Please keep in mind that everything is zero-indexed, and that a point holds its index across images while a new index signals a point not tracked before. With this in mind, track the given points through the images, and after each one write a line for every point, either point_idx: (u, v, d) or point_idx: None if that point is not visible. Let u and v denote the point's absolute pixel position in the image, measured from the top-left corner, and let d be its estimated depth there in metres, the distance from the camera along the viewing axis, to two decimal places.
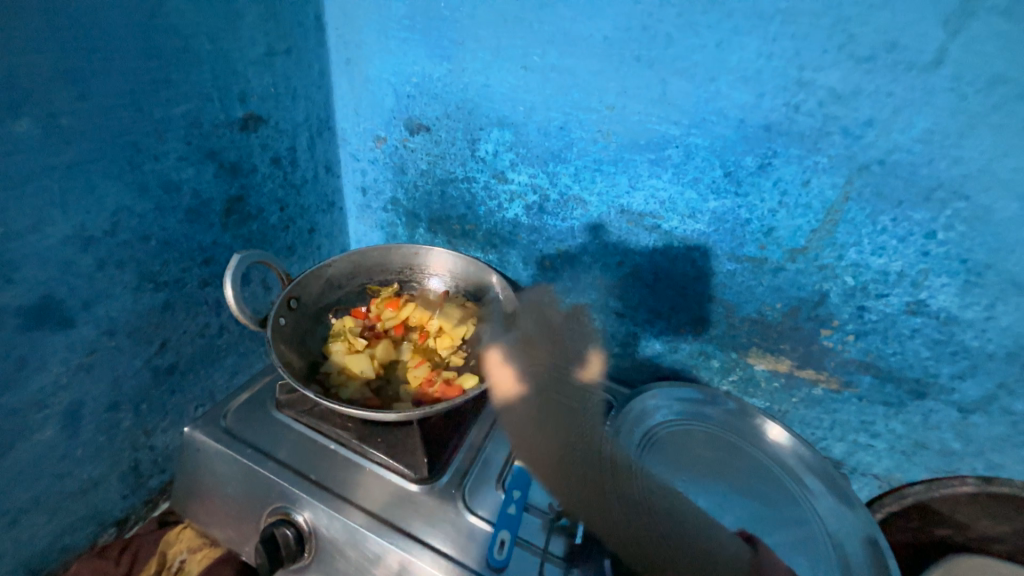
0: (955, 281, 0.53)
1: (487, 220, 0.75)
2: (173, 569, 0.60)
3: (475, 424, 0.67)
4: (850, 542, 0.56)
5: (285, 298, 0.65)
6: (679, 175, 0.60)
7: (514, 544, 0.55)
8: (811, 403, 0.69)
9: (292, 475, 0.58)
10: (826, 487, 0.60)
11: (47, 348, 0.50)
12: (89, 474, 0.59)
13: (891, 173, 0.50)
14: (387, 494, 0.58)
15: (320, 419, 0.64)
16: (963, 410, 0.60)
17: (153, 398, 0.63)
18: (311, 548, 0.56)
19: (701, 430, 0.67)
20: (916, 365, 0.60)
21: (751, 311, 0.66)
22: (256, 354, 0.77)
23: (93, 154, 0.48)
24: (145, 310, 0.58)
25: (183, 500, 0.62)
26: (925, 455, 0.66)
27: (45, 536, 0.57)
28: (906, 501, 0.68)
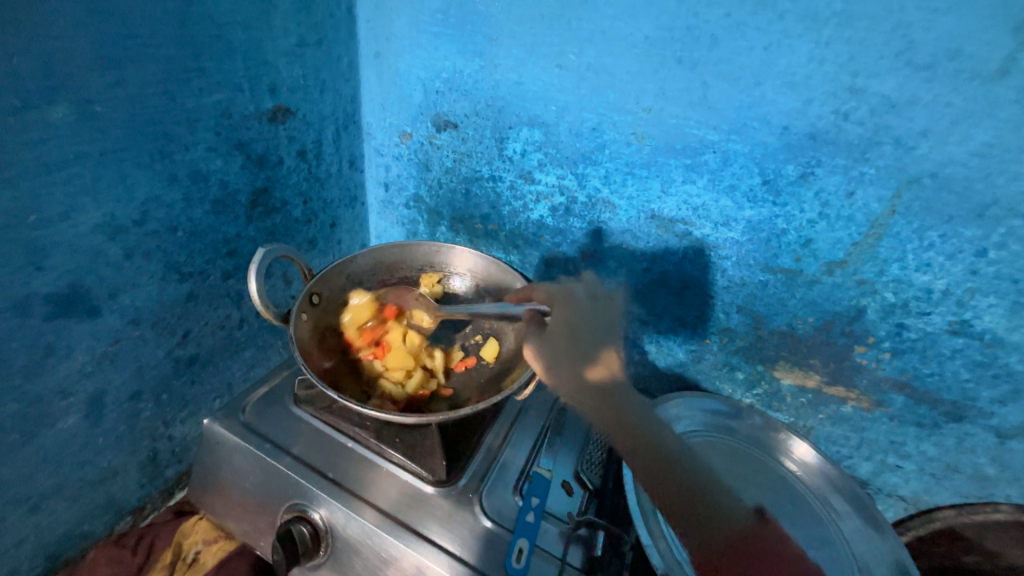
0: (1005, 303, 0.51)
1: (511, 220, 0.74)
2: (189, 560, 0.60)
3: (493, 427, 0.66)
4: (877, 565, 0.53)
5: (307, 294, 0.64)
6: (715, 182, 0.58)
7: (532, 553, 0.54)
8: (838, 421, 0.67)
9: (310, 472, 0.58)
10: (852, 508, 0.59)
11: (73, 336, 0.50)
12: (109, 461, 0.59)
13: (944, 187, 0.48)
14: (403, 495, 0.58)
15: (339, 416, 0.63)
16: (1002, 435, 0.58)
17: (173, 389, 0.63)
18: (327, 547, 0.56)
19: (725, 444, 0.66)
20: (955, 387, 0.58)
21: (781, 323, 0.64)
22: (275, 348, 0.77)
23: (126, 142, 0.48)
24: (170, 301, 0.58)
25: (200, 492, 0.62)
26: (956, 479, 0.64)
27: (64, 523, 0.57)
28: (933, 526, 0.66)
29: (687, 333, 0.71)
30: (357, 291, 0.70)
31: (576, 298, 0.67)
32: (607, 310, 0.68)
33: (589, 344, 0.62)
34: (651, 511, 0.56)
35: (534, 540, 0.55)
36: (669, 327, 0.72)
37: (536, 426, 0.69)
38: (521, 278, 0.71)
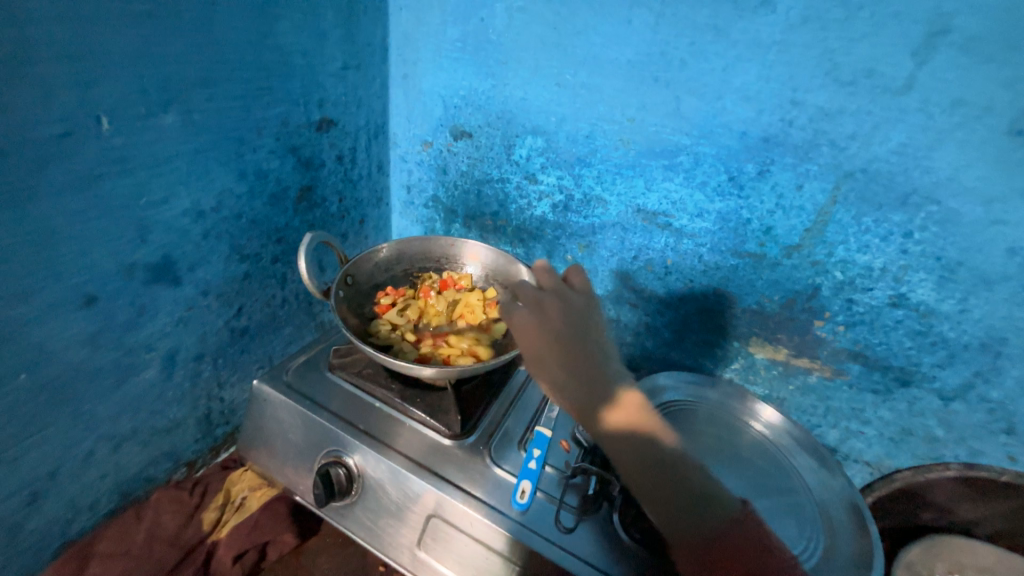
0: (932, 277, 0.60)
1: (517, 216, 0.85)
2: (237, 503, 0.70)
3: (500, 396, 0.76)
4: (835, 507, 0.62)
5: (344, 275, 0.75)
6: (689, 179, 0.69)
7: (535, 494, 0.63)
8: (806, 391, 0.76)
9: (345, 424, 0.68)
10: (816, 464, 0.68)
11: (159, 299, 0.61)
12: (174, 414, 0.69)
13: (873, 180, 0.58)
14: (425, 445, 0.67)
15: (368, 380, 0.74)
16: (945, 397, 0.67)
17: (227, 355, 0.74)
18: (358, 488, 0.65)
19: (704, 409, 0.75)
20: (901, 354, 0.67)
21: (751, 302, 0.74)
22: (310, 328, 0.88)
23: (211, 144, 0.60)
24: (231, 277, 0.69)
25: (248, 444, 0.72)
26: (912, 441, 0.72)
27: (137, 464, 0.67)
28: (894, 484, 0.74)
29: (672, 314, 0.81)
30: (382, 293, 0.81)
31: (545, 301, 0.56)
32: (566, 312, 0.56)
33: (587, 332, 0.54)
34: None
35: (536, 483, 0.64)
36: (655, 308, 0.82)
37: (537, 396, 0.78)
38: (525, 268, 0.82)
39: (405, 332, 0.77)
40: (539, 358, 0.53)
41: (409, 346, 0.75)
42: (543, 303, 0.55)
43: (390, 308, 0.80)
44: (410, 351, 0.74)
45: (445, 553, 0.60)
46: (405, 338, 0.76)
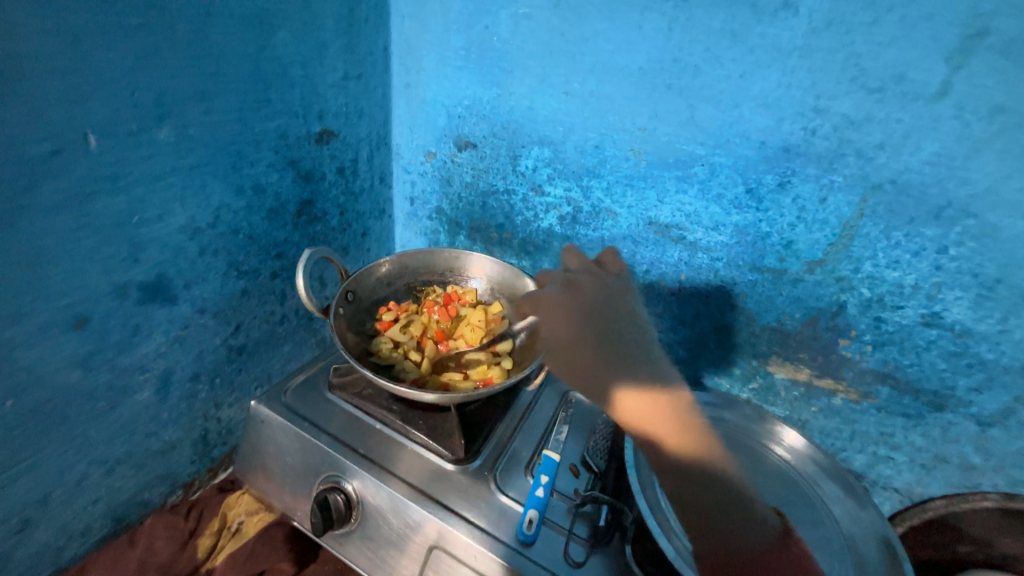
0: (969, 295, 0.56)
1: (523, 229, 0.83)
2: (232, 529, 0.68)
3: (505, 417, 0.73)
4: (866, 543, 0.58)
5: (343, 291, 0.73)
6: (703, 191, 0.66)
7: (542, 523, 0.59)
8: (830, 413, 0.72)
9: (344, 448, 0.65)
10: (845, 493, 0.63)
11: (154, 319, 0.59)
12: (169, 436, 0.67)
13: (904, 192, 0.55)
14: (427, 471, 0.64)
15: (368, 401, 0.71)
16: (982, 423, 0.62)
17: (224, 374, 0.72)
18: (357, 515, 0.63)
19: (721, 432, 0.71)
20: (933, 377, 0.62)
21: (771, 319, 0.70)
22: (310, 344, 0.86)
23: (207, 159, 0.58)
24: (229, 294, 0.67)
25: (245, 467, 0.69)
26: (946, 469, 0.68)
27: (130, 488, 0.65)
28: (925, 515, 0.68)
29: (686, 331, 0.77)
30: (384, 309, 0.79)
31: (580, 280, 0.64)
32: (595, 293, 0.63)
33: (617, 314, 0.60)
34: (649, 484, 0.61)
35: (543, 513, 0.60)
36: (668, 325, 0.78)
37: (545, 417, 0.75)
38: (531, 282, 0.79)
39: (408, 351, 0.75)
40: (565, 341, 0.58)
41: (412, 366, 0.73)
42: (574, 287, 0.61)
43: (392, 324, 0.77)
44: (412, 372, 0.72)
45: None
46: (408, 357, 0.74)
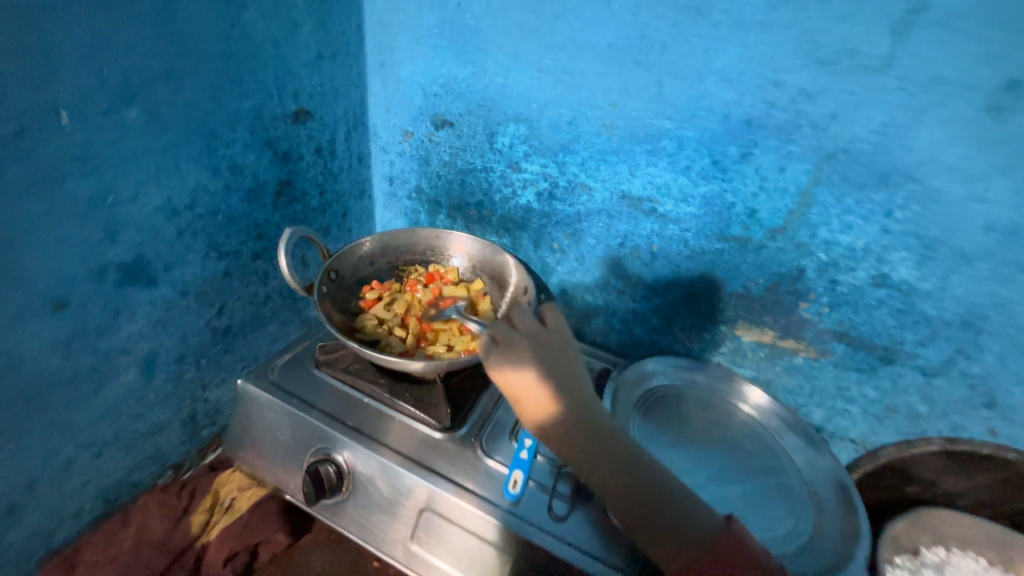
0: (913, 255, 0.61)
1: (502, 206, 0.84)
2: (226, 505, 0.69)
3: (489, 387, 0.76)
4: (823, 488, 0.64)
5: (326, 270, 0.74)
6: (673, 164, 0.68)
7: (527, 483, 0.63)
8: (792, 371, 0.77)
9: (333, 421, 0.67)
10: (804, 444, 0.69)
11: (135, 302, 0.59)
12: (157, 417, 0.68)
13: (854, 160, 0.59)
14: (415, 439, 0.67)
15: (355, 375, 0.73)
16: (927, 373, 0.68)
17: (210, 355, 0.72)
18: (349, 484, 0.65)
19: (693, 394, 0.75)
20: (884, 333, 0.68)
21: (737, 286, 0.74)
22: (295, 325, 0.87)
23: (181, 139, 0.58)
24: (211, 275, 0.68)
25: (235, 444, 0.71)
26: (896, 418, 0.73)
27: (121, 469, 0.66)
28: (879, 461, 0.76)
29: (660, 300, 0.81)
30: (367, 287, 0.81)
31: (522, 339, 0.52)
32: (551, 348, 0.53)
33: (567, 368, 0.52)
34: None
35: (528, 472, 0.64)
36: (643, 295, 0.82)
37: None
38: (513, 259, 0.82)
39: (393, 327, 0.78)
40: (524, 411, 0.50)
41: (397, 341, 0.76)
42: (520, 345, 0.52)
43: (376, 303, 0.79)
44: (397, 347, 0.75)
45: (439, 545, 0.60)
46: (393, 333, 0.77)
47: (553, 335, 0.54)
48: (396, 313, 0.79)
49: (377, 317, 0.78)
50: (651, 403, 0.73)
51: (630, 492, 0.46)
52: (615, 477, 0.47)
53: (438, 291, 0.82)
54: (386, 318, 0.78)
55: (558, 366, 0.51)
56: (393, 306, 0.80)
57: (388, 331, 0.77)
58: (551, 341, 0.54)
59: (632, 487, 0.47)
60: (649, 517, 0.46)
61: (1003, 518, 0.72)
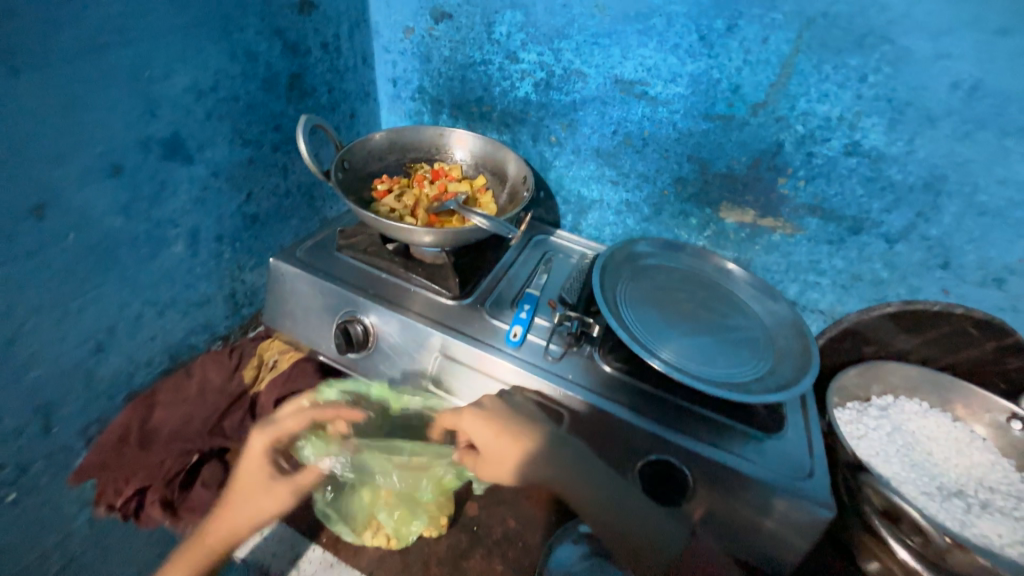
0: (884, 120, 0.66)
1: (501, 100, 0.89)
2: (270, 364, 0.81)
3: (493, 268, 0.85)
4: (786, 340, 0.73)
5: (340, 160, 0.80)
6: (662, 43, 0.73)
7: (526, 336, 0.73)
8: (770, 249, 0.83)
9: (356, 289, 0.76)
10: (777, 307, 0.78)
11: (177, 176, 0.67)
12: (204, 290, 0.78)
13: (834, 24, 0.64)
14: (429, 305, 0.76)
15: (373, 255, 0.81)
16: (890, 240, 0.75)
17: (243, 239, 0.81)
18: (372, 342, 0.75)
19: (679, 270, 0.83)
20: (853, 203, 0.74)
21: (721, 167, 0.79)
22: (313, 222, 0.95)
23: (201, 20, 0.63)
24: (237, 161, 0.75)
25: (273, 315, 0.81)
26: (860, 286, 0.80)
27: (180, 331, 0.77)
28: (842, 326, 0.83)
29: (650, 188, 0.87)
30: (377, 180, 0.87)
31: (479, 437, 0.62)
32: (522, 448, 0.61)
33: (536, 460, 0.61)
34: (615, 303, 0.72)
35: (526, 328, 0.74)
36: (635, 184, 0.88)
37: (527, 271, 0.88)
38: (515, 155, 0.88)
39: (406, 211, 0.84)
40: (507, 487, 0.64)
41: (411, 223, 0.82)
42: (485, 442, 0.62)
43: (387, 195, 0.85)
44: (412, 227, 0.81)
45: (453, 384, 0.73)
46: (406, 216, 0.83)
47: (520, 445, 0.61)
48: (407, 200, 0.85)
49: (390, 203, 0.84)
50: (640, 276, 0.81)
51: (588, 510, 0.61)
52: (585, 500, 0.61)
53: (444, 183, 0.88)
54: (398, 203, 0.84)
55: (537, 469, 0.61)
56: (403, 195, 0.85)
57: (401, 215, 0.83)
58: (505, 433, 0.62)
59: (584, 502, 0.61)
60: (593, 508, 0.61)
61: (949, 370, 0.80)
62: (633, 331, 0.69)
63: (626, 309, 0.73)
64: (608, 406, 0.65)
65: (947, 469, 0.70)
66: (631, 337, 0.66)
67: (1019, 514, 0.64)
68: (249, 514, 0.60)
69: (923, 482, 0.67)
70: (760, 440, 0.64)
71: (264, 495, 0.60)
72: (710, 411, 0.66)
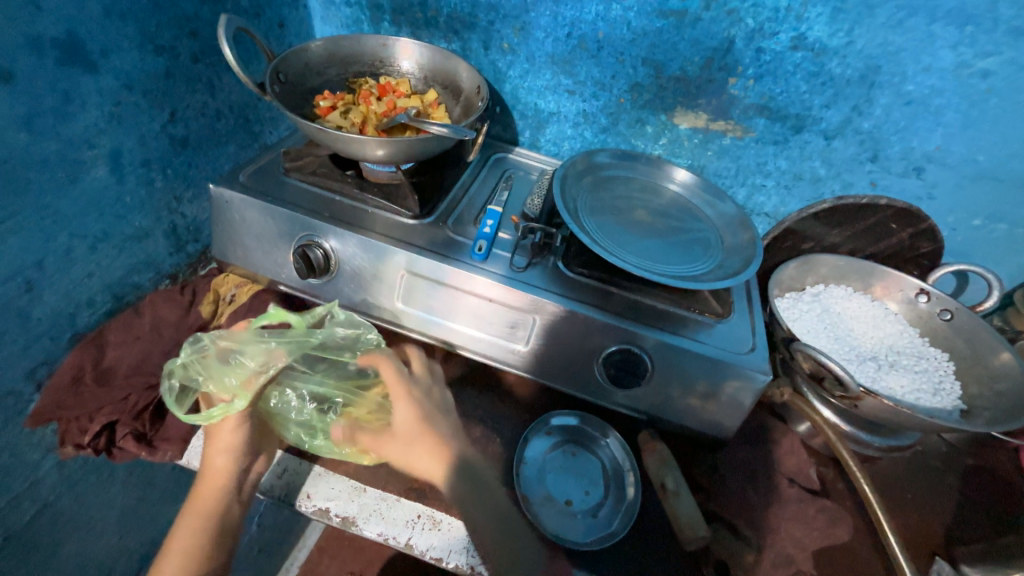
0: (827, 10, 0.69)
1: (447, 3, 0.84)
2: (228, 299, 0.77)
3: (452, 188, 0.83)
4: (736, 237, 0.78)
5: (274, 71, 0.73)
6: None
7: (491, 249, 0.73)
8: (721, 154, 0.86)
9: (310, 213, 0.72)
10: (729, 209, 0.82)
11: (82, 87, 0.59)
12: (139, 223, 0.72)
13: None
14: (389, 224, 0.74)
15: (324, 178, 0.77)
16: (828, 136, 0.79)
17: (175, 166, 0.75)
18: (334, 267, 0.73)
19: (638, 180, 0.85)
20: (798, 101, 0.77)
21: (675, 69, 0.80)
22: (253, 149, 0.88)
23: None
24: (152, 72, 0.66)
25: (222, 249, 0.77)
26: (801, 186, 0.86)
27: (120, 268, 0.72)
28: (783, 226, 0.88)
29: (607, 96, 0.86)
30: (319, 96, 0.80)
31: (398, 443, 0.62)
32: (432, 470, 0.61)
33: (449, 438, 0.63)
34: (576, 211, 0.74)
35: (491, 241, 0.73)
36: (591, 92, 0.87)
37: (488, 190, 0.86)
38: (466, 64, 0.83)
39: (354, 126, 0.78)
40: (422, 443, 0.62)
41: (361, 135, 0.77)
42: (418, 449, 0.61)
43: (331, 112, 0.78)
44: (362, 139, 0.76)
45: (421, 302, 0.72)
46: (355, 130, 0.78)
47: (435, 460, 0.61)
48: (354, 114, 0.79)
49: (335, 118, 0.78)
50: (600, 187, 0.82)
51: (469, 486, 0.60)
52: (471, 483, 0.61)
53: (393, 96, 0.82)
54: (345, 118, 0.78)
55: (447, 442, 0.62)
56: (349, 110, 0.79)
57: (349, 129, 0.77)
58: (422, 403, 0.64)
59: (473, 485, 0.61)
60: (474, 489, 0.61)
61: (872, 258, 0.89)
62: (595, 237, 0.70)
63: (587, 218, 0.74)
64: (574, 307, 0.68)
65: (864, 340, 0.81)
66: (593, 242, 0.68)
67: (918, 367, 0.76)
68: (221, 464, 0.61)
69: (845, 351, 0.78)
70: (712, 326, 0.71)
71: (222, 431, 0.61)
72: (670, 306, 0.71)
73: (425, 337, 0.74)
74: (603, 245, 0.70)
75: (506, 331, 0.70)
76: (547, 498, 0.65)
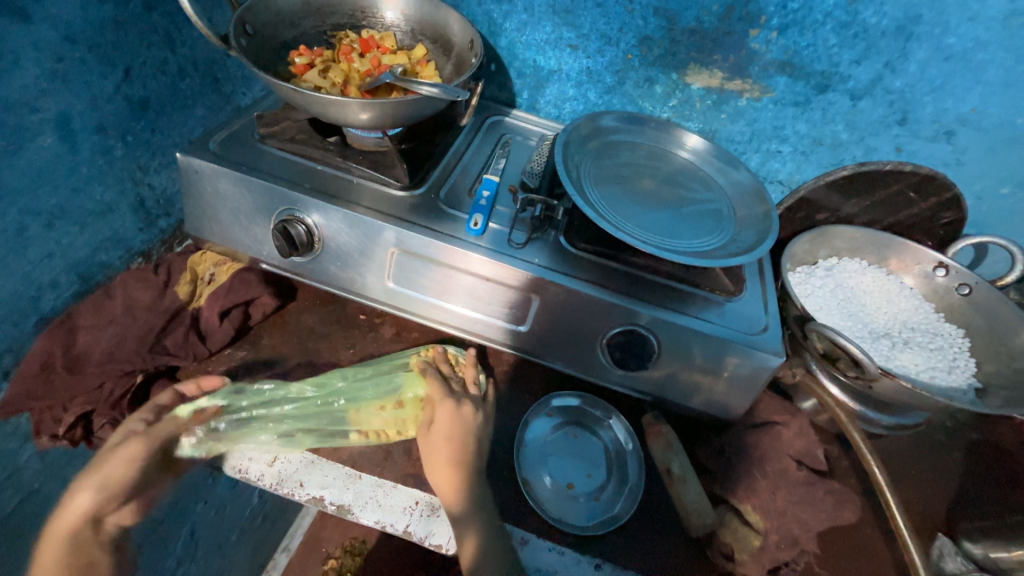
0: None
1: None
2: (207, 279, 0.72)
3: (444, 156, 0.76)
4: (751, 209, 0.72)
5: (239, 21, 0.65)
6: None
7: (487, 224, 0.67)
8: (736, 117, 0.79)
9: (288, 184, 0.66)
10: (746, 177, 0.76)
11: (16, 39, 0.51)
12: (101, 197, 0.66)
13: None
14: (376, 197, 0.68)
15: (303, 146, 0.70)
16: (855, 97, 0.72)
17: (136, 133, 0.67)
18: (319, 243, 0.68)
19: (647, 146, 0.79)
20: (824, 57, 0.70)
21: (690, 19, 0.72)
22: (224, 113, 0.81)
23: None
24: (99, 22, 0.59)
25: (195, 224, 0.70)
26: (820, 152, 0.79)
27: (84, 247, 0.66)
28: (799, 195, 0.82)
29: (613, 51, 0.78)
30: (294, 52, 0.71)
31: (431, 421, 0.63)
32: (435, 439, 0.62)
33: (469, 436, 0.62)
34: (580, 181, 0.67)
35: (487, 215, 0.67)
36: (596, 48, 0.79)
37: (483, 157, 0.80)
38: (457, 14, 0.74)
39: (334, 85, 0.70)
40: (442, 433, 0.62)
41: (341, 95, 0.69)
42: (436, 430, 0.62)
43: (308, 70, 0.71)
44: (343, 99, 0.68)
45: (414, 282, 0.67)
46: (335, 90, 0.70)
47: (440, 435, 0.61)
48: (334, 73, 0.71)
49: (312, 76, 0.70)
50: (605, 154, 0.75)
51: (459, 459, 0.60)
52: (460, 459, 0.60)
53: (377, 52, 0.74)
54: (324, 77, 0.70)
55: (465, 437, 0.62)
56: (328, 68, 0.71)
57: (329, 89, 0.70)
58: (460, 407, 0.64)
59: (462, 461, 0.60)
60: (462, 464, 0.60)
61: (889, 230, 0.85)
62: (601, 210, 0.64)
63: (590, 188, 0.68)
64: (579, 286, 0.63)
65: (878, 316, 0.78)
66: (601, 217, 0.62)
67: (934, 345, 0.74)
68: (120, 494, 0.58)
69: (858, 328, 0.75)
70: (724, 305, 0.66)
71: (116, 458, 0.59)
72: (680, 284, 0.67)
73: (423, 319, 0.70)
74: (609, 219, 0.64)
75: (505, 311, 0.66)
76: (549, 483, 0.63)
